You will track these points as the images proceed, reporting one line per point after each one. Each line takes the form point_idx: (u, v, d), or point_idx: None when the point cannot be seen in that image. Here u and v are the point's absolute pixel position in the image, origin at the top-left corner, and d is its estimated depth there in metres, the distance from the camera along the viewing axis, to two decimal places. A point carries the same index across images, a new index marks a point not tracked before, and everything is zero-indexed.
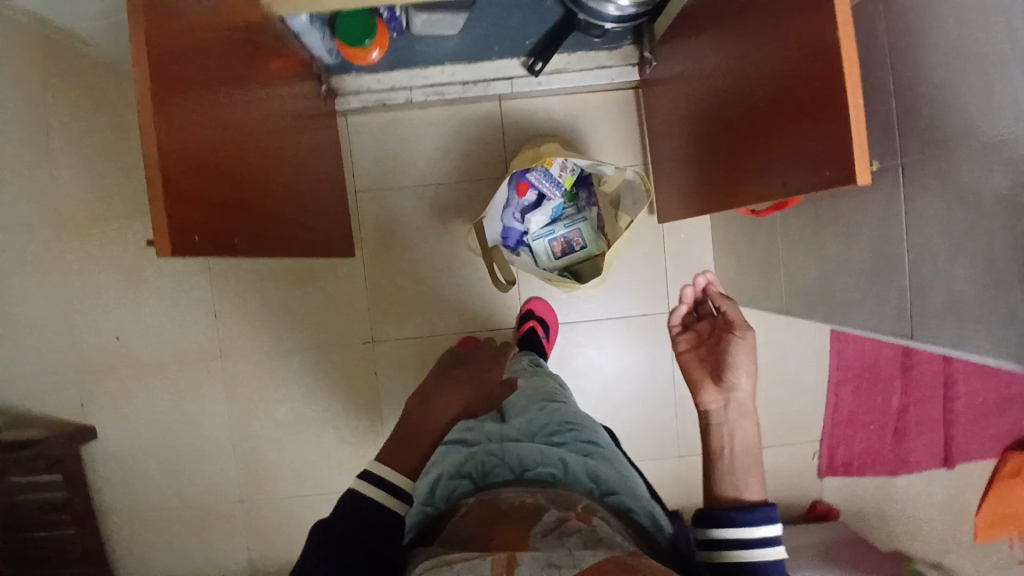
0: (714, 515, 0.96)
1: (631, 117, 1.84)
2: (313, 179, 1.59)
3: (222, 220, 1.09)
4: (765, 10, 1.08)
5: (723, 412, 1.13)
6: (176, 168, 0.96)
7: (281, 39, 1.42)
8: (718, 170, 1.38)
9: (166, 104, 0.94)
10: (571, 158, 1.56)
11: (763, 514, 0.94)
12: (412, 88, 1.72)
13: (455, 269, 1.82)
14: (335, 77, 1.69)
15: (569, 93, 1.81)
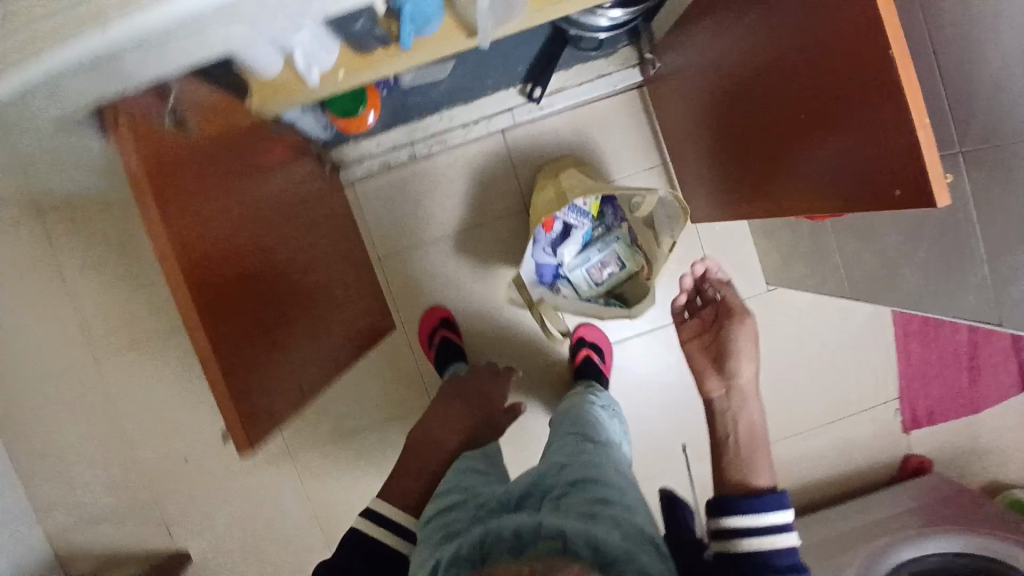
0: (725, 500, 1.02)
1: (642, 117, 1.74)
2: (337, 249, 1.53)
3: (268, 347, 1.06)
4: (793, 19, 0.99)
5: (726, 400, 1.19)
6: (213, 302, 0.92)
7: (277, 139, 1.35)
8: (750, 168, 1.33)
9: (176, 215, 0.88)
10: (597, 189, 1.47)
11: (773, 499, 1.00)
12: (414, 142, 1.67)
13: (496, 312, 1.78)
14: (336, 151, 1.65)
15: (572, 110, 1.72)
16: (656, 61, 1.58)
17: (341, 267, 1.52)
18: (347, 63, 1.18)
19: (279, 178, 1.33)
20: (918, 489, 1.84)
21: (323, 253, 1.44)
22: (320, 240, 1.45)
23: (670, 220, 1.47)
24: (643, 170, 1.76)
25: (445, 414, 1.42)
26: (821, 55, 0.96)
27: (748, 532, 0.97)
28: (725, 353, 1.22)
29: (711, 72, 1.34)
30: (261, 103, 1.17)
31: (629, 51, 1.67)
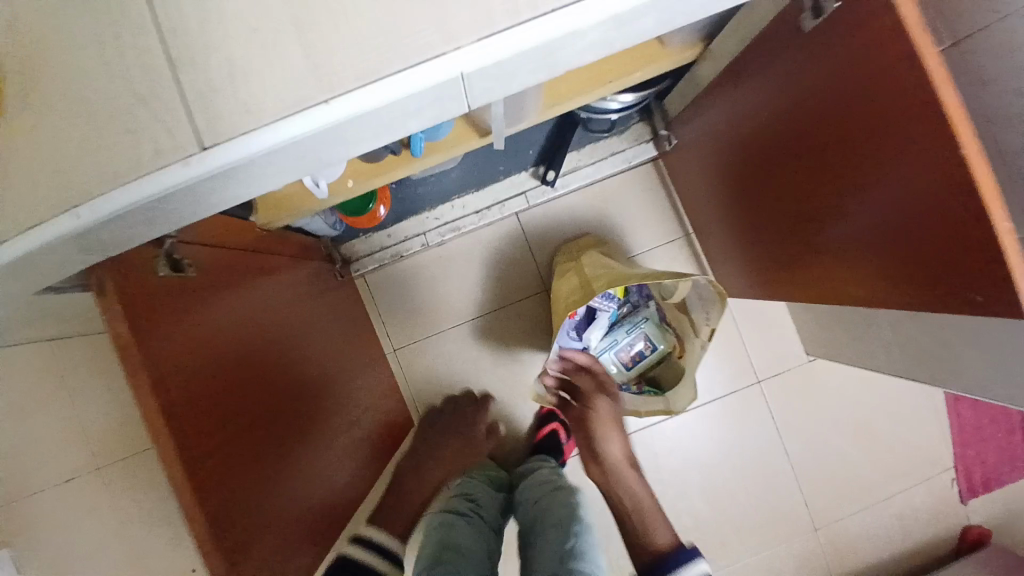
0: (646, 559, 1.20)
1: (660, 188, 1.66)
2: (336, 341, 1.32)
3: (271, 514, 0.88)
4: (832, 110, 0.90)
5: (606, 480, 1.37)
6: (215, 471, 0.76)
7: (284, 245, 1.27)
8: (778, 250, 1.26)
9: (168, 362, 0.72)
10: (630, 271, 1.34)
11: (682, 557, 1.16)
12: (426, 232, 1.60)
13: (518, 400, 1.67)
14: (344, 247, 1.59)
15: (586, 186, 1.64)
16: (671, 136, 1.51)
17: (342, 366, 1.31)
18: (353, 174, 1.12)
19: (281, 272, 1.17)
20: (980, 563, 1.68)
21: (333, 353, 1.28)
22: (320, 334, 1.25)
23: (708, 305, 1.31)
24: (665, 244, 1.66)
25: (434, 450, 1.50)
26: (858, 157, 0.89)
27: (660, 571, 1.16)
28: (590, 436, 1.41)
29: (728, 151, 1.29)
30: (268, 220, 1.14)
31: (641, 126, 1.59)
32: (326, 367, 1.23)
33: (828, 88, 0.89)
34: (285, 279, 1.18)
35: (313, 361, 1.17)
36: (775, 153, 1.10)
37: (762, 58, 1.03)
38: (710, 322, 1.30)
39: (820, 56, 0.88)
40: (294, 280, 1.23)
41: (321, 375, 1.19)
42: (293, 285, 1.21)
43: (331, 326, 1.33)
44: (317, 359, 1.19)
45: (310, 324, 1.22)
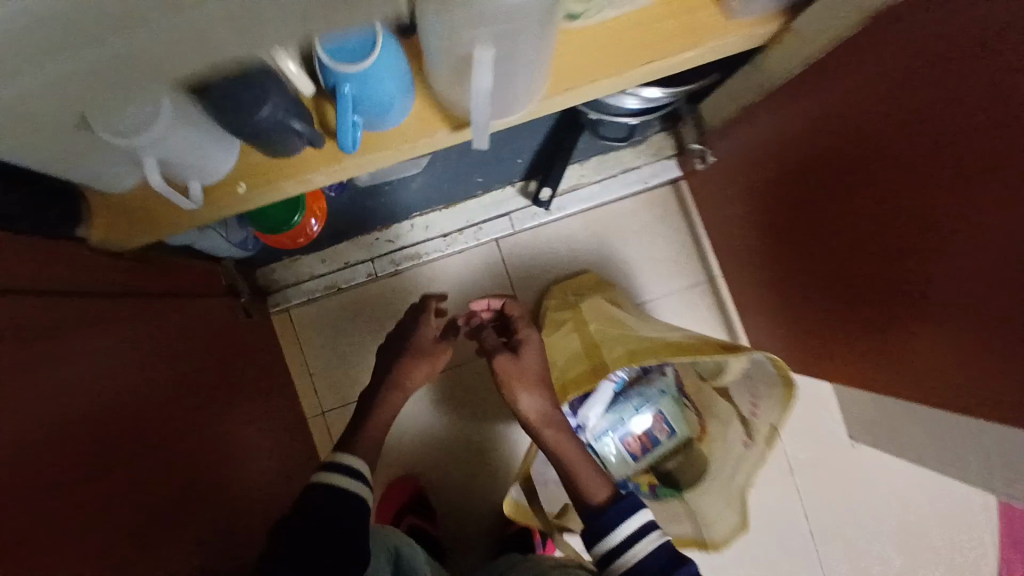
0: (592, 526, 0.84)
1: (682, 221, 1.27)
2: (237, 407, 0.90)
3: None
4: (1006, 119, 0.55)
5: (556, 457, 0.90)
6: None
7: (159, 262, 0.86)
8: (852, 323, 0.89)
9: None
10: (649, 330, 0.97)
11: (624, 504, 0.84)
12: (373, 259, 1.19)
13: (486, 482, 1.27)
14: (259, 271, 1.17)
15: (589, 211, 1.24)
16: (704, 151, 1.13)
17: (245, 444, 0.89)
18: (246, 174, 0.71)
19: (145, 312, 0.75)
20: None
21: (233, 426, 0.86)
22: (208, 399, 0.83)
23: (764, 396, 0.95)
24: (689, 293, 1.27)
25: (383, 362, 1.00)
26: None
27: (599, 532, 0.83)
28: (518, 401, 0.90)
29: (785, 177, 0.93)
30: (109, 235, 0.72)
31: (663, 137, 1.21)
32: (222, 449, 0.81)
33: (998, 97, 0.54)
34: (153, 319, 0.76)
35: (196, 444, 0.75)
36: (872, 189, 0.75)
37: (876, 42, 0.69)
38: (766, 420, 0.95)
39: (989, 50, 0.54)
40: (169, 319, 0.80)
41: (215, 462, 0.77)
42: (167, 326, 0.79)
43: (230, 383, 0.91)
44: (205, 438, 0.77)
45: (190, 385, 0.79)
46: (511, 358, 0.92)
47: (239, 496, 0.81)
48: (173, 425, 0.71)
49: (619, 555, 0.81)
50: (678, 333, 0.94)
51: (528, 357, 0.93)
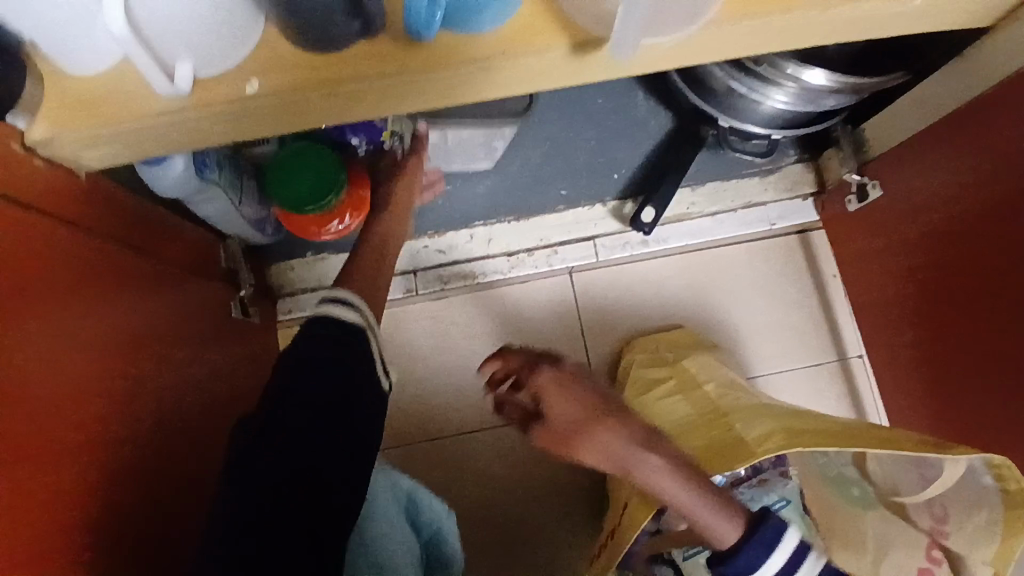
0: (721, 552, 0.57)
1: (811, 281, 0.99)
2: (180, 422, 0.63)
3: None
4: None
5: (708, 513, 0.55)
6: None
7: (113, 204, 0.62)
8: None
9: None
10: (799, 415, 0.66)
11: (765, 541, 0.55)
12: (419, 273, 0.95)
13: None
14: (274, 266, 0.94)
15: (695, 250, 0.98)
16: (869, 181, 0.87)
17: (180, 479, 0.61)
18: (260, 67, 0.48)
19: (37, 253, 0.49)
20: None
21: (155, 450, 0.58)
22: (132, 400, 0.56)
23: (959, 517, 0.67)
24: (816, 373, 0.96)
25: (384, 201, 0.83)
26: None
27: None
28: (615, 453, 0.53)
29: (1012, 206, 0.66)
30: (56, 136, 0.49)
31: (799, 170, 0.98)
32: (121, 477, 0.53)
33: None
34: (45, 263, 0.49)
35: (59, 462, 0.46)
36: None
37: None
38: (965, 545, 0.67)
39: None
40: (89, 275, 0.54)
41: (85, 497, 0.49)
42: (86, 286, 0.53)
43: (181, 389, 0.64)
44: (92, 454, 0.50)
45: (99, 375, 0.52)
46: (543, 423, 0.55)
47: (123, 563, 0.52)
48: (21, 418, 0.44)
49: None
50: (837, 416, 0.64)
51: (562, 411, 0.54)
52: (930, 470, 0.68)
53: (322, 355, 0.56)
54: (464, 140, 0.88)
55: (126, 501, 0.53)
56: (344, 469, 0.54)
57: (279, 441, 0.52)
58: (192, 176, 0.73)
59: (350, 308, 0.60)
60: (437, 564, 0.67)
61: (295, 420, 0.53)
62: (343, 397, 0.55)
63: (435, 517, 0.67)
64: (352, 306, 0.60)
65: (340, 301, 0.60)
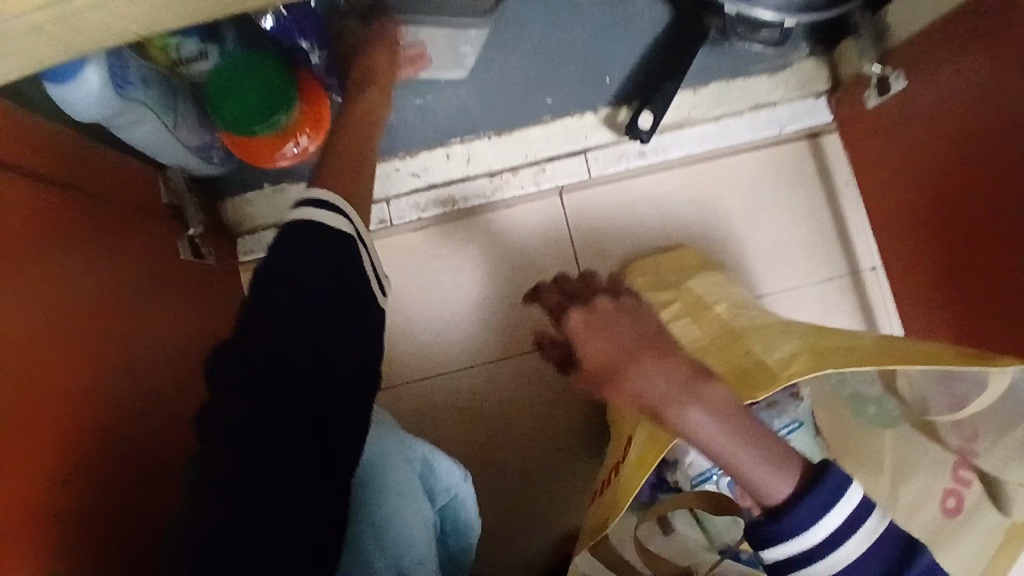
0: (770, 509, 0.51)
1: (823, 190, 0.91)
2: (118, 380, 0.55)
3: None
4: None
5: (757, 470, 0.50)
6: None
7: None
8: None
9: None
10: (822, 333, 0.60)
11: (818, 503, 0.49)
12: (393, 198, 0.85)
13: (513, 544, 0.85)
14: (227, 202, 0.84)
15: (697, 161, 0.89)
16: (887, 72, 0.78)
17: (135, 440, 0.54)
18: None
19: None
20: None
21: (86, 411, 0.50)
22: (42, 358, 0.47)
23: (992, 437, 0.60)
24: (829, 288, 0.90)
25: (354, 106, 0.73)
26: None
27: (768, 543, 0.51)
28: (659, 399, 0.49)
29: None
30: None
31: (813, 65, 0.88)
32: (40, 451, 0.45)
33: None
34: None
35: None
36: None
37: None
38: (997, 464, 0.61)
39: None
40: None
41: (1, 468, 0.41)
42: None
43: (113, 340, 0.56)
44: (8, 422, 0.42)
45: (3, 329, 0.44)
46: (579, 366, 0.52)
47: (59, 547, 0.44)
48: None
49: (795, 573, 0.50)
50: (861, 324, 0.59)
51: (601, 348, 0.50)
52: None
53: (304, 271, 0.48)
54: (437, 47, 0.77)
55: (59, 474, 0.46)
56: (330, 405, 0.46)
57: (250, 369, 0.45)
58: (111, 94, 0.62)
59: (336, 219, 0.52)
60: (452, 529, 0.59)
61: (270, 344, 0.45)
62: (329, 320, 0.47)
63: (450, 483, 0.58)
64: (337, 215, 0.52)
65: (322, 206, 0.52)
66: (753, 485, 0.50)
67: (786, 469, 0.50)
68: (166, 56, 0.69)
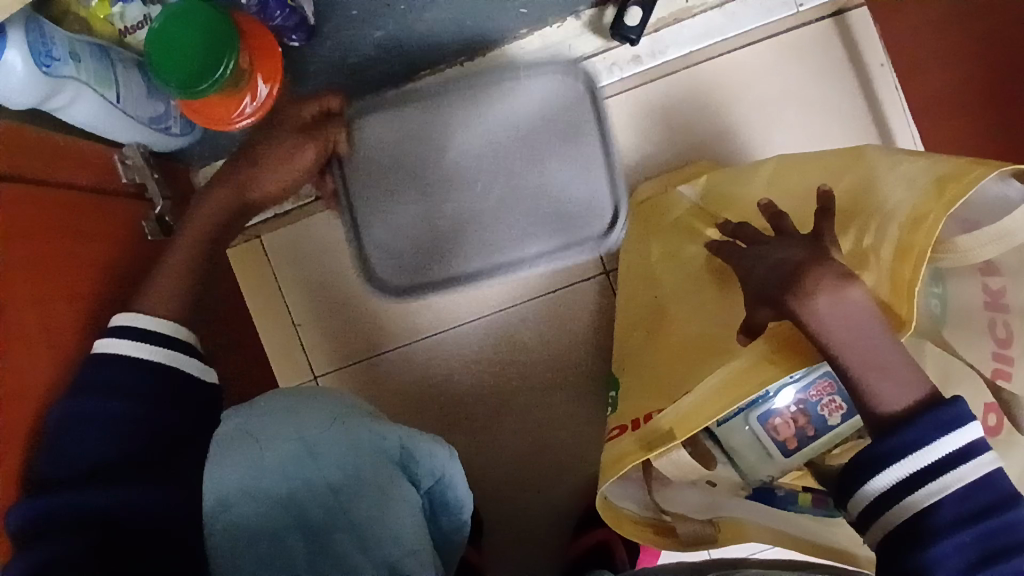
0: (880, 425, 0.45)
1: (852, 77, 0.79)
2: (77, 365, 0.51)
3: None
4: None
5: (880, 384, 0.46)
6: None
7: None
8: None
9: None
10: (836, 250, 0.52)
11: (941, 419, 0.44)
12: None
13: (540, 495, 0.81)
14: (201, 170, 0.79)
15: (699, 59, 0.79)
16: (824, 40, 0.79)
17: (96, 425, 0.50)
18: None
19: None
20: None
21: (42, 409, 0.48)
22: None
23: None
24: None
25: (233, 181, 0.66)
26: None
27: (879, 462, 0.44)
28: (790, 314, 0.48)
29: None
30: None
31: None
32: None
33: None
34: None
35: None
36: None
37: None
38: None
39: None
40: None
41: None
42: None
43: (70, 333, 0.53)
44: None
45: None
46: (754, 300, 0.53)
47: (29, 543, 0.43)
48: None
49: (906, 496, 0.44)
50: (896, 215, 0.50)
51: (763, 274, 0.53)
52: (999, 279, 0.54)
53: (105, 404, 0.51)
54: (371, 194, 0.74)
55: None
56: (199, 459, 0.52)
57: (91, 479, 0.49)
58: (36, 72, 0.55)
59: (138, 341, 0.55)
60: (441, 509, 0.54)
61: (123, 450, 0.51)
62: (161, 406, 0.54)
63: (435, 465, 0.53)
64: (137, 337, 0.55)
65: (120, 335, 0.54)
66: (869, 395, 0.46)
67: (897, 389, 0.45)
68: (110, 27, 0.67)
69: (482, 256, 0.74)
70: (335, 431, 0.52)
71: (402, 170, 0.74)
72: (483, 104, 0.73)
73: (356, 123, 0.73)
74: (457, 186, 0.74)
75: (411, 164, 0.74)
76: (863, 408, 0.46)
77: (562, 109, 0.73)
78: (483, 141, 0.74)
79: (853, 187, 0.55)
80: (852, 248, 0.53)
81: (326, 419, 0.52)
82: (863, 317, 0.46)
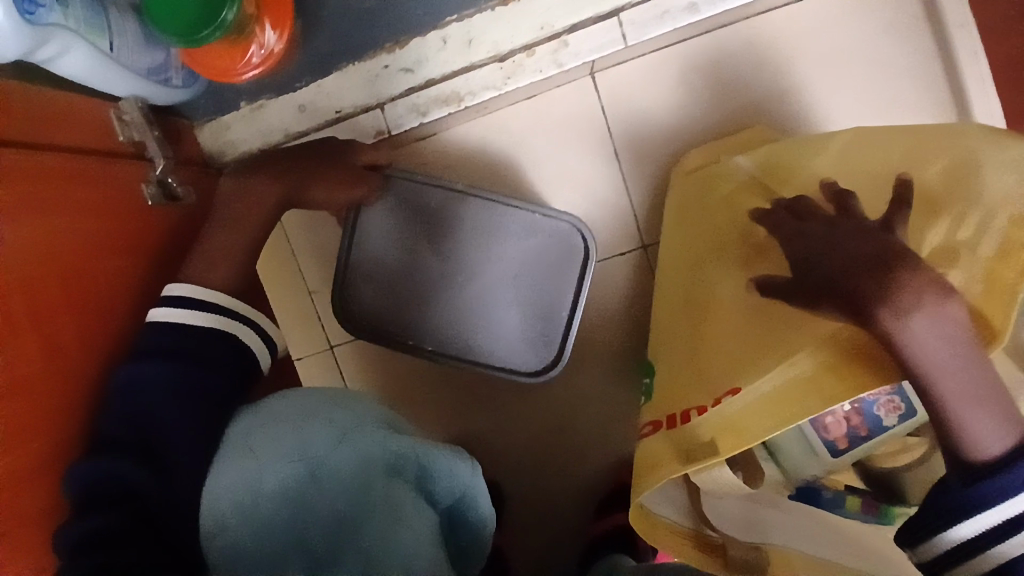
0: (965, 466, 0.42)
1: (928, 35, 0.69)
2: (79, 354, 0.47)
3: None
4: None
5: (967, 409, 0.41)
6: None
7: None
8: None
9: None
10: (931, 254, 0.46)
11: None
12: (387, 102, 0.71)
13: (564, 476, 0.78)
14: (205, 127, 0.72)
15: (761, 8, 0.69)
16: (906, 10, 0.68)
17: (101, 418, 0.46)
18: None
19: None
20: None
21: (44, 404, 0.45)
22: None
23: None
24: None
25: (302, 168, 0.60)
26: None
27: (967, 509, 0.41)
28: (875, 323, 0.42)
29: None
30: None
31: None
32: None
33: None
34: None
35: None
36: None
37: None
38: None
39: None
40: None
41: None
42: None
43: (86, 310, 0.49)
44: None
45: None
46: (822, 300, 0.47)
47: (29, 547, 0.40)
48: None
49: (995, 545, 0.41)
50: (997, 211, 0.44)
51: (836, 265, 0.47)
52: None
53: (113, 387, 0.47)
54: (370, 239, 0.68)
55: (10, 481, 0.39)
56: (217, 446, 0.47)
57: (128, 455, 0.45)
58: (20, 22, 0.47)
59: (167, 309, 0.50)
60: (461, 527, 0.51)
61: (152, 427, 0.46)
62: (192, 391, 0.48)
63: (456, 483, 0.49)
64: (191, 307, 0.51)
65: (176, 304, 0.50)
66: (959, 430, 0.42)
67: (988, 417, 0.41)
68: None
69: (452, 347, 0.70)
70: (343, 449, 0.47)
71: (424, 221, 0.68)
72: (508, 213, 0.69)
73: (391, 183, 0.68)
74: (443, 281, 0.69)
75: (418, 233, 0.68)
76: (950, 442, 0.42)
77: (555, 248, 0.69)
78: (521, 243, 0.69)
79: (946, 170, 0.48)
80: (940, 243, 0.46)
81: (333, 435, 0.47)
82: (952, 334, 0.41)
